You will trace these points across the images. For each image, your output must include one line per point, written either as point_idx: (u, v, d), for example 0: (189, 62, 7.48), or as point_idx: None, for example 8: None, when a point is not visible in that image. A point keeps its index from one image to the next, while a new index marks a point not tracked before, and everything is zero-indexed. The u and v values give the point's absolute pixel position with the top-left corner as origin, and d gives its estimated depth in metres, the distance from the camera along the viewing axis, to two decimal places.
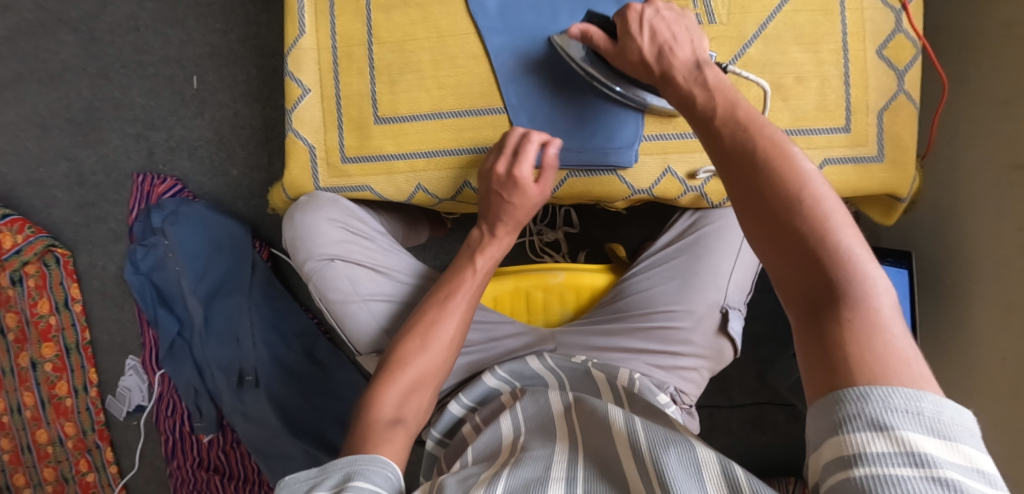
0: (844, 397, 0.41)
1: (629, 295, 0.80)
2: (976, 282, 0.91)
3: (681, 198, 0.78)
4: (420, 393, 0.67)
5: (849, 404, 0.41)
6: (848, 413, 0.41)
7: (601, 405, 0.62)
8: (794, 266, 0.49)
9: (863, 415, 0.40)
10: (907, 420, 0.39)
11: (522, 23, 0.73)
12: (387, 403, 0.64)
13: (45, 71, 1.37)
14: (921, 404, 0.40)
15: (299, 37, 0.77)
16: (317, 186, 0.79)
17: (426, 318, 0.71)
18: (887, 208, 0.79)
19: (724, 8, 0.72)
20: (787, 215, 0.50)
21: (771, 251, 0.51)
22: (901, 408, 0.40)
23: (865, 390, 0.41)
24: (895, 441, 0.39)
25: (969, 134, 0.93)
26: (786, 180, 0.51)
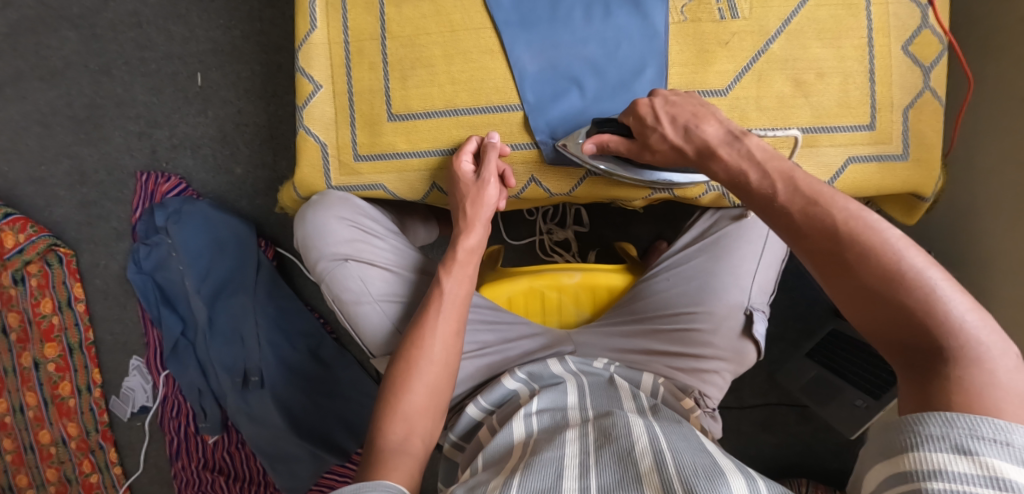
0: (928, 421, 0.43)
1: (648, 295, 0.79)
2: (996, 282, 0.89)
3: (701, 198, 0.77)
4: (422, 417, 0.65)
5: (931, 426, 0.43)
6: (931, 434, 0.43)
7: (622, 420, 0.60)
8: (900, 338, 0.48)
9: (947, 438, 0.42)
10: (993, 450, 0.41)
11: (539, 17, 0.72)
12: (392, 430, 0.63)
13: (46, 68, 1.35)
14: (1011, 436, 0.41)
15: (309, 32, 0.75)
16: (329, 184, 0.78)
17: (415, 332, 0.68)
18: (909, 207, 0.77)
19: (745, 2, 0.70)
20: (883, 286, 0.49)
21: (870, 323, 0.50)
22: (987, 436, 0.41)
23: (951, 416, 0.43)
24: (979, 465, 0.40)
25: (989, 131, 0.91)
26: (878, 253, 0.49)
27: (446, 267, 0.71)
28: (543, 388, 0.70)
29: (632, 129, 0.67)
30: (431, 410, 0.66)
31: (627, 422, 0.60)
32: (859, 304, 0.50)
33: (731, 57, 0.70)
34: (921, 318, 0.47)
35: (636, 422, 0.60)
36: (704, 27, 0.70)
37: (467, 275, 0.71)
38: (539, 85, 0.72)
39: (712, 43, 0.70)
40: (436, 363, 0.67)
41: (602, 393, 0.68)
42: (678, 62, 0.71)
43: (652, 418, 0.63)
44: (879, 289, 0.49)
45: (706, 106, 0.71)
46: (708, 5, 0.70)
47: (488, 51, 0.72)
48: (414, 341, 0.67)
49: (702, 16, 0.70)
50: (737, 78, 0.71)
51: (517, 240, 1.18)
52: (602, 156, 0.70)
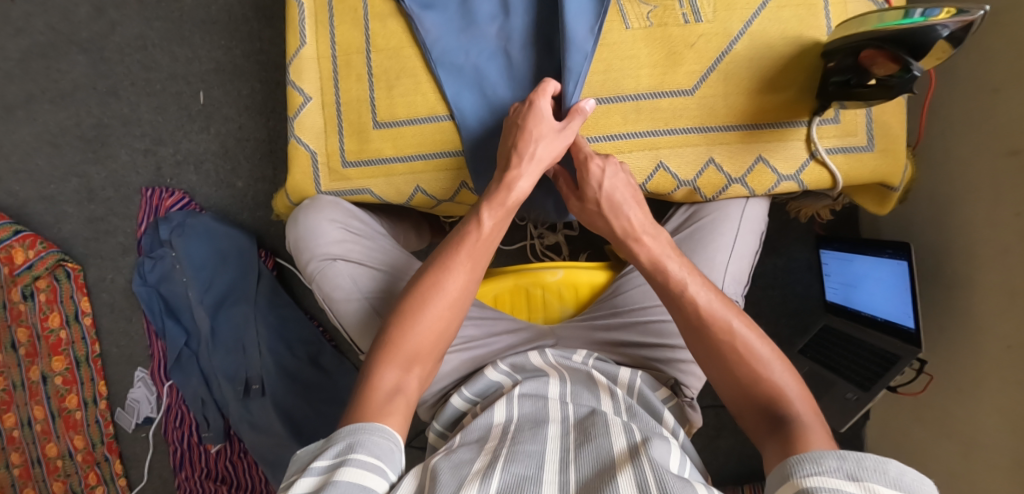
0: (826, 454, 0.53)
1: (627, 290, 0.82)
2: (978, 270, 0.91)
3: (673, 192, 0.80)
4: (425, 359, 0.69)
5: (830, 459, 0.52)
6: (829, 465, 0.52)
7: (602, 421, 0.63)
8: (752, 410, 0.64)
9: (841, 468, 0.51)
10: (875, 474, 0.50)
11: (465, 56, 0.76)
12: (390, 370, 0.66)
13: (56, 90, 1.41)
14: (888, 467, 0.50)
15: (299, 48, 0.80)
16: (319, 189, 0.82)
17: (434, 274, 0.71)
18: (881, 197, 0.80)
19: (709, 6, 0.74)
20: (747, 371, 0.65)
21: (734, 403, 0.66)
22: (871, 466, 0.50)
23: (843, 453, 0.52)
24: (863, 487, 0.49)
25: (962, 125, 0.94)
26: (744, 354, 0.65)
27: (490, 203, 0.73)
28: (525, 379, 0.73)
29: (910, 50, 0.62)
30: (430, 354, 0.69)
31: (606, 423, 0.63)
32: (727, 388, 0.66)
33: (697, 58, 0.74)
34: (770, 393, 0.63)
35: (616, 421, 0.63)
36: (670, 31, 0.74)
37: (501, 217, 0.73)
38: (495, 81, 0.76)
39: (679, 45, 0.74)
40: (453, 295, 0.70)
41: (583, 387, 0.71)
42: (647, 65, 0.75)
43: (630, 420, 0.66)
44: (741, 376, 0.65)
45: (675, 106, 0.75)
46: (674, 10, 0.74)
47: (466, 42, 0.76)
48: (440, 277, 0.70)
49: (668, 21, 0.74)
50: (704, 78, 0.74)
51: (509, 245, 1.21)
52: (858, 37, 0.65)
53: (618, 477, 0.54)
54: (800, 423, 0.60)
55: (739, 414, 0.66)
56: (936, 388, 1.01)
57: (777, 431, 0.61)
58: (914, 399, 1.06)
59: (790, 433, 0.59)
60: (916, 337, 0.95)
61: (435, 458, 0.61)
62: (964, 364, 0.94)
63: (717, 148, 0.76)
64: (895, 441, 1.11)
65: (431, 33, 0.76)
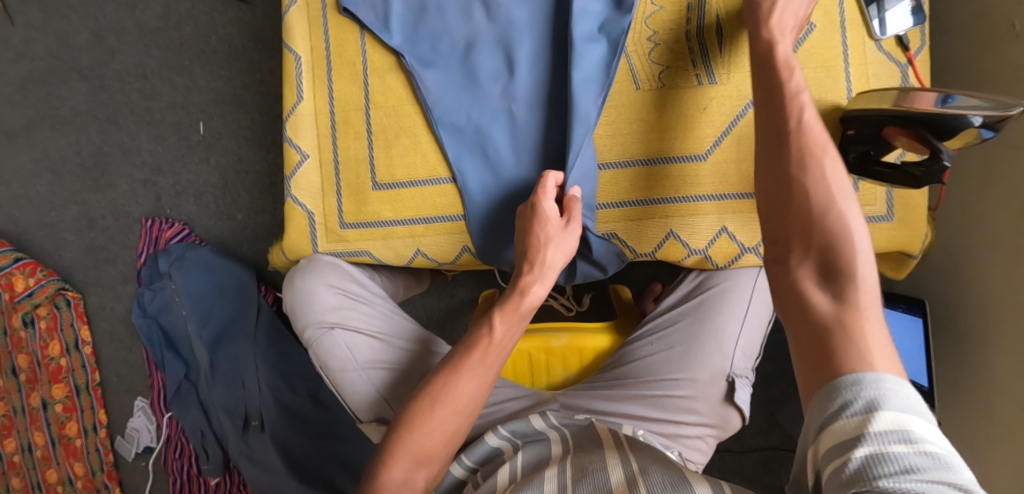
0: (841, 384, 0.50)
1: (631, 361, 0.79)
2: (993, 331, 0.88)
3: (684, 261, 0.76)
4: (432, 461, 0.67)
5: (844, 392, 0.49)
6: (845, 398, 0.49)
7: (598, 457, 0.63)
8: (806, 248, 0.58)
9: (856, 398, 0.48)
10: (894, 402, 0.47)
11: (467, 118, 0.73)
12: (398, 465, 0.66)
13: (56, 117, 1.39)
14: (902, 390, 0.48)
15: (297, 104, 0.79)
16: (316, 249, 0.80)
17: (447, 374, 0.70)
18: (898, 263, 0.76)
19: (723, 68, 0.70)
20: (817, 239, 0.57)
21: (779, 227, 0.60)
22: (884, 389, 0.48)
23: (857, 378, 0.49)
24: (887, 419, 0.46)
25: (982, 179, 0.90)
26: (823, 205, 0.58)
27: (503, 309, 0.71)
28: (527, 443, 0.71)
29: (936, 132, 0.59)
30: (441, 455, 0.68)
31: (603, 460, 0.62)
32: (783, 228, 0.60)
33: (709, 122, 0.71)
34: (831, 242, 0.57)
35: (613, 455, 0.64)
36: (682, 92, 0.71)
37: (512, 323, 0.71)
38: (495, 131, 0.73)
39: (691, 108, 0.71)
40: (467, 391, 0.69)
41: (585, 435, 0.71)
42: (656, 129, 0.72)
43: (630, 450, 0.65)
44: (839, 272, 0.56)
45: (686, 172, 0.72)
46: (686, 71, 0.71)
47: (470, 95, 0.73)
48: (451, 378, 0.69)
49: (680, 82, 0.71)
50: (716, 143, 0.71)
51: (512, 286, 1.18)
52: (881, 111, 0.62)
53: None
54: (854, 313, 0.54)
55: (785, 265, 0.59)
56: (952, 446, 0.97)
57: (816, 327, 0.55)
58: None
59: (841, 322, 0.54)
60: (929, 395, 0.90)
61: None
62: (981, 425, 0.91)
63: (729, 217, 0.73)
64: None
65: (431, 92, 0.73)
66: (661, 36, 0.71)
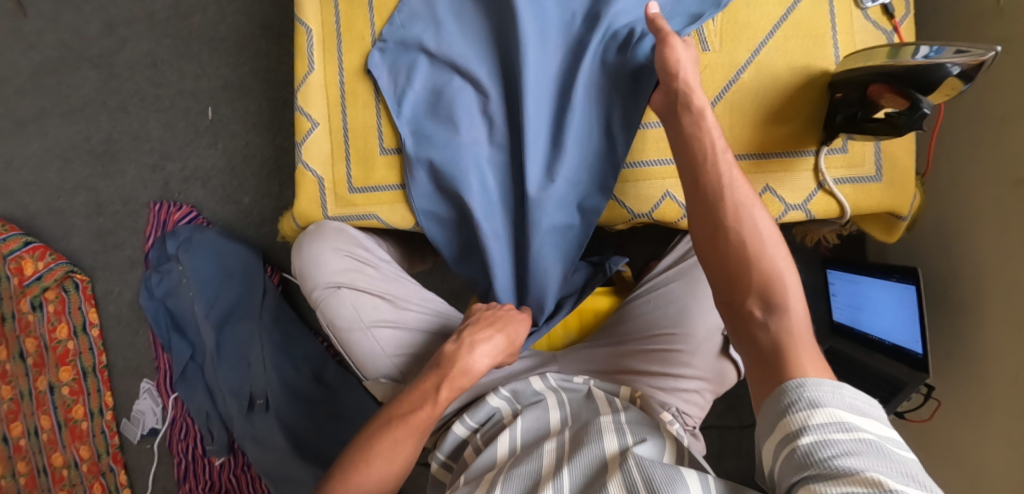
0: (788, 385, 0.56)
1: (631, 318, 0.83)
2: (984, 300, 0.90)
3: (679, 221, 0.82)
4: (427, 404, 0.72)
5: (791, 391, 0.55)
6: (791, 397, 0.55)
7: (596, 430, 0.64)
8: (709, 237, 0.65)
9: (802, 397, 0.54)
10: (834, 400, 0.53)
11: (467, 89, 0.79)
12: (407, 409, 0.72)
13: (66, 105, 1.42)
14: (842, 389, 0.54)
15: (307, 74, 0.83)
16: (325, 215, 0.84)
17: (410, 401, 0.73)
18: (889, 226, 0.80)
19: (715, 38, 0.74)
20: (750, 271, 0.63)
21: (722, 279, 0.65)
22: (826, 388, 0.54)
23: (799, 378, 0.56)
24: (830, 415, 0.52)
25: (970, 151, 0.93)
26: (750, 241, 0.63)
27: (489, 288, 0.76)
28: (526, 407, 0.73)
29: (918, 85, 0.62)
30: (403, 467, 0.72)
31: (600, 432, 0.64)
32: (722, 285, 0.65)
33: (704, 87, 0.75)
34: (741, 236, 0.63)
35: (609, 426, 0.65)
36: None
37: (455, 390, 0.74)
38: (497, 96, 0.79)
39: None
40: (421, 421, 0.72)
41: (581, 404, 0.72)
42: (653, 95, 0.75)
43: (626, 419, 0.66)
44: (746, 261, 0.63)
45: None
46: None
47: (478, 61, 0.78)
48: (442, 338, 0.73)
49: None
50: (710, 107, 0.74)
51: None
52: (868, 74, 0.66)
53: (608, 484, 0.57)
54: (790, 333, 0.60)
55: (731, 303, 0.64)
56: (946, 415, 0.99)
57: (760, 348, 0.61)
58: (921, 424, 1.04)
59: (780, 347, 0.60)
60: (924, 363, 0.93)
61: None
62: (973, 392, 0.93)
63: None
64: None
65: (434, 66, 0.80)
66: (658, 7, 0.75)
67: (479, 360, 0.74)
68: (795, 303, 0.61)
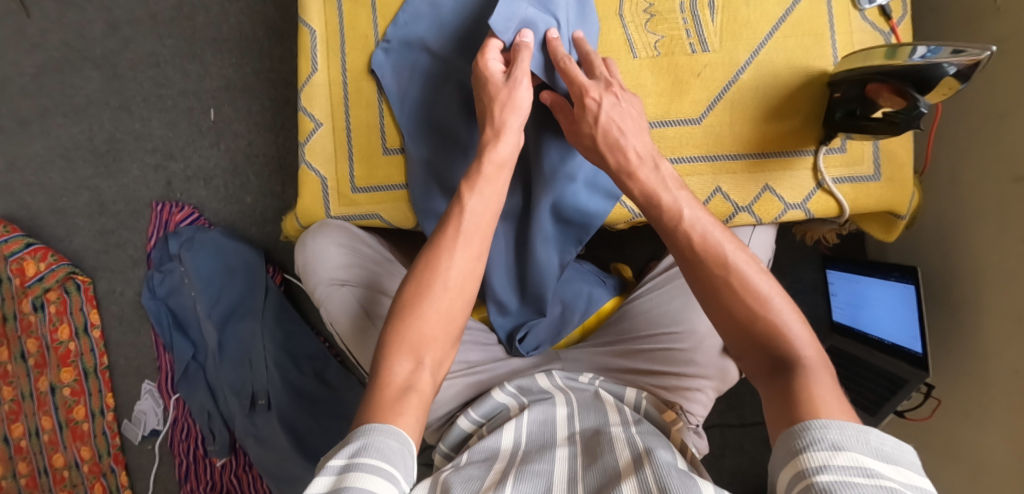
0: (807, 426, 0.52)
1: (633, 317, 0.84)
2: (984, 299, 0.91)
3: None
4: (432, 345, 0.65)
5: (809, 432, 0.52)
6: (810, 437, 0.51)
7: (608, 438, 0.65)
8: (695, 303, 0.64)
9: (823, 438, 0.51)
10: (857, 445, 0.50)
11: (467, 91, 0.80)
12: (399, 360, 0.63)
13: (69, 105, 1.43)
14: (867, 435, 0.51)
15: (311, 74, 0.84)
16: (328, 213, 0.86)
17: (430, 257, 0.68)
18: (887, 224, 0.80)
19: (715, 37, 0.76)
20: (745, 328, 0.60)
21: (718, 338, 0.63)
22: (847, 432, 0.51)
23: (816, 423, 0.52)
24: (852, 458, 0.49)
25: (967, 149, 0.94)
26: (742, 293, 0.61)
27: (471, 184, 0.71)
28: (533, 402, 0.74)
29: (913, 84, 0.63)
30: (439, 338, 0.66)
31: (612, 441, 0.64)
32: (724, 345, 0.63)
33: (704, 87, 0.76)
34: (722, 293, 0.62)
35: (620, 437, 0.65)
36: (677, 60, 0.76)
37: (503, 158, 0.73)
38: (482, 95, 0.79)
39: (686, 74, 0.76)
40: (428, 323, 0.65)
41: (589, 406, 0.73)
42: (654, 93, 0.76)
43: (638, 429, 0.67)
44: (736, 315, 0.61)
45: (682, 134, 0.76)
46: (681, 40, 0.76)
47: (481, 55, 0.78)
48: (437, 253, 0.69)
49: (675, 51, 0.76)
50: (711, 107, 0.75)
51: None
52: (864, 74, 0.67)
53: (622, 484, 0.57)
54: (805, 377, 0.57)
55: (739, 358, 0.62)
56: (945, 411, 1.00)
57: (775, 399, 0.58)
58: (922, 423, 1.05)
59: (796, 392, 0.56)
60: (923, 361, 0.94)
61: (443, 473, 0.63)
62: (972, 388, 0.94)
63: (723, 178, 0.76)
64: None
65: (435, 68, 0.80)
66: (657, 7, 0.76)
67: (495, 152, 0.72)
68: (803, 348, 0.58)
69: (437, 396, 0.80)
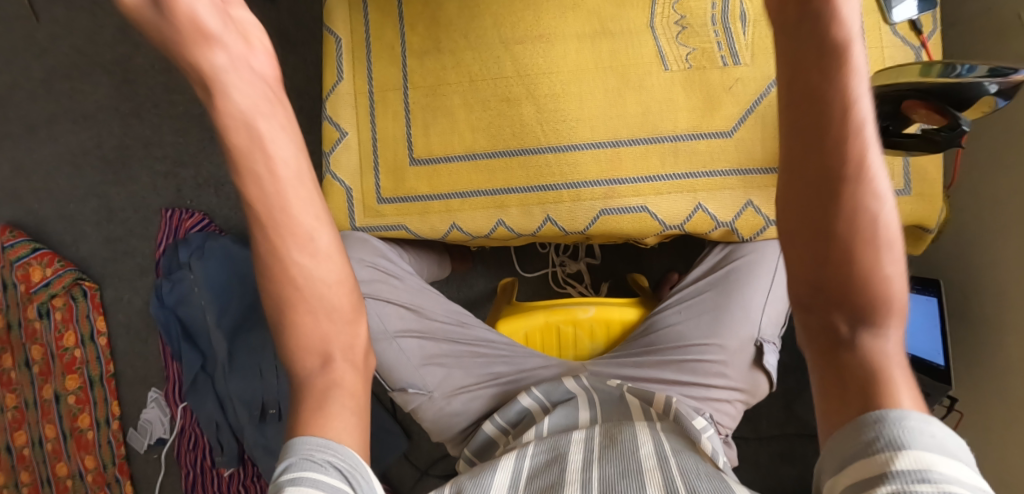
0: (871, 418, 0.47)
1: (658, 329, 0.84)
2: (1006, 314, 0.91)
3: (711, 233, 0.82)
4: (319, 349, 0.61)
5: (874, 427, 0.47)
6: (875, 435, 0.46)
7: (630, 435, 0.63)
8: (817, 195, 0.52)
9: (884, 436, 0.46)
10: (922, 440, 0.45)
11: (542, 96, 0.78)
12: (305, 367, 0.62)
13: (79, 111, 1.42)
14: (929, 429, 0.46)
15: (337, 83, 0.83)
16: (352, 224, 0.85)
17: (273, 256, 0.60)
18: (916, 239, 0.81)
19: (747, 51, 0.78)
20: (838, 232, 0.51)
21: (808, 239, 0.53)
22: (911, 428, 0.46)
23: (887, 414, 0.47)
24: (913, 459, 0.44)
25: (990, 164, 0.93)
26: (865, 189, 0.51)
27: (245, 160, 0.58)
28: (557, 405, 0.75)
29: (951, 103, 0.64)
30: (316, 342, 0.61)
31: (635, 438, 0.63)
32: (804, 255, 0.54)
33: (735, 102, 0.78)
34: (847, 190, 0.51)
35: (645, 431, 0.64)
36: (708, 74, 0.78)
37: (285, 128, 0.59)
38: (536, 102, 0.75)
39: (717, 89, 0.78)
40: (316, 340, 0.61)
41: (614, 407, 0.73)
42: (685, 108, 0.78)
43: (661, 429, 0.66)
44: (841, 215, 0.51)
45: (713, 149, 0.79)
46: (712, 54, 0.78)
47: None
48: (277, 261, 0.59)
49: (706, 64, 0.78)
50: (742, 120, 0.78)
51: (532, 272, 1.21)
52: (901, 92, 0.66)
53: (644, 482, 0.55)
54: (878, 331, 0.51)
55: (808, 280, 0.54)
56: (966, 427, 1.00)
57: (831, 300, 0.52)
58: None
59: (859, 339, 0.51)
60: (947, 375, 0.93)
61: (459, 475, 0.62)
62: (994, 405, 0.94)
63: (754, 191, 0.79)
64: None
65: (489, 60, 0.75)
66: (688, 20, 0.78)
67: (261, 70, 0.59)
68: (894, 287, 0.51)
69: (460, 409, 0.82)
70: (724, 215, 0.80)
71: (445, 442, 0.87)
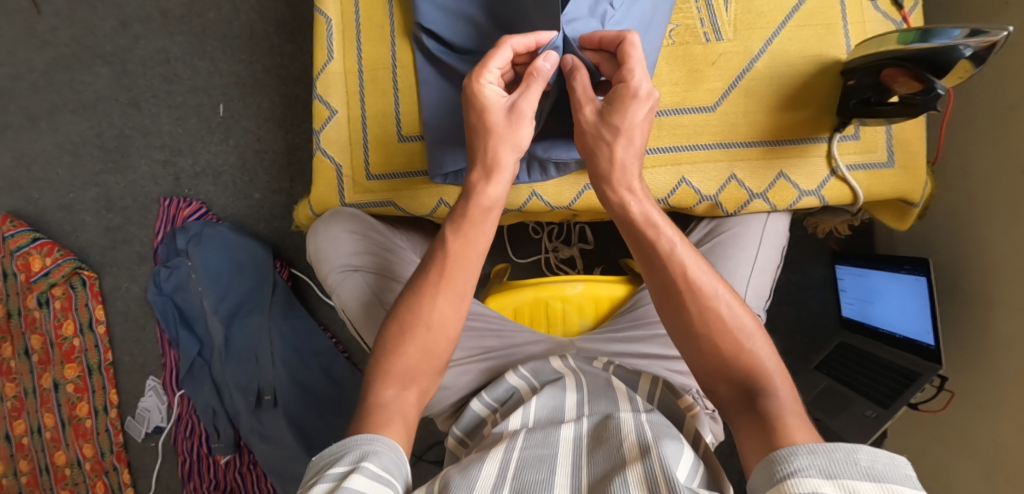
0: (797, 452, 0.53)
1: (645, 304, 0.87)
2: (994, 291, 0.92)
3: (695, 207, 0.84)
4: (417, 376, 0.68)
5: (801, 457, 0.52)
6: (801, 462, 0.52)
7: (615, 427, 0.63)
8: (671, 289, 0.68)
9: (812, 464, 0.51)
10: (845, 467, 0.50)
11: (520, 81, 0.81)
12: (387, 385, 0.66)
13: (78, 101, 1.43)
14: (858, 456, 0.50)
15: (327, 63, 0.88)
16: (341, 201, 0.89)
17: (413, 297, 0.70)
18: (901, 213, 0.84)
19: (729, 26, 0.80)
20: (659, 264, 0.69)
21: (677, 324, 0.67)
22: (840, 459, 0.51)
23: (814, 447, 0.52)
24: (838, 484, 0.49)
25: (975, 141, 0.94)
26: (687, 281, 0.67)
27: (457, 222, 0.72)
28: (545, 386, 0.74)
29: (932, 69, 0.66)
30: (426, 372, 0.69)
31: (619, 426, 0.63)
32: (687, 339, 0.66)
33: (718, 75, 0.80)
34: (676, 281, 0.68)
35: (628, 421, 0.63)
36: (692, 49, 0.81)
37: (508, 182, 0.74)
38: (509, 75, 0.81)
39: (701, 63, 0.80)
40: (418, 353, 0.68)
41: (600, 393, 0.72)
42: (669, 82, 0.80)
43: (648, 417, 0.65)
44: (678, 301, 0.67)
45: (697, 122, 0.80)
46: (695, 30, 0.80)
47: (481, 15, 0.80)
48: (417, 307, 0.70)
49: (690, 40, 0.81)
50: (724, 95, 0.80)
51: (523, 258, 1.22)
52: (884, 61, 0.69)
53: (627, 475, 0.55)
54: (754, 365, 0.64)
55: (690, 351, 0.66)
56: (957, 406, 1.00)
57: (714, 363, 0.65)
58: (934, 417, 1.05)
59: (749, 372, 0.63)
60: (936, 354, 0.95)
61: (446, 469, 0.62)
62: (984, 382, 0.94)
63: (737, 164, 0.81)
64: (916, 460, 1.09)
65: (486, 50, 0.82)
66: None
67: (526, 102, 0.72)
68: (752, 341, 0.65)
69: (450, 383, 0.82)
70: (709, 187, 0.82)
71: (434, 417, 0.86)
